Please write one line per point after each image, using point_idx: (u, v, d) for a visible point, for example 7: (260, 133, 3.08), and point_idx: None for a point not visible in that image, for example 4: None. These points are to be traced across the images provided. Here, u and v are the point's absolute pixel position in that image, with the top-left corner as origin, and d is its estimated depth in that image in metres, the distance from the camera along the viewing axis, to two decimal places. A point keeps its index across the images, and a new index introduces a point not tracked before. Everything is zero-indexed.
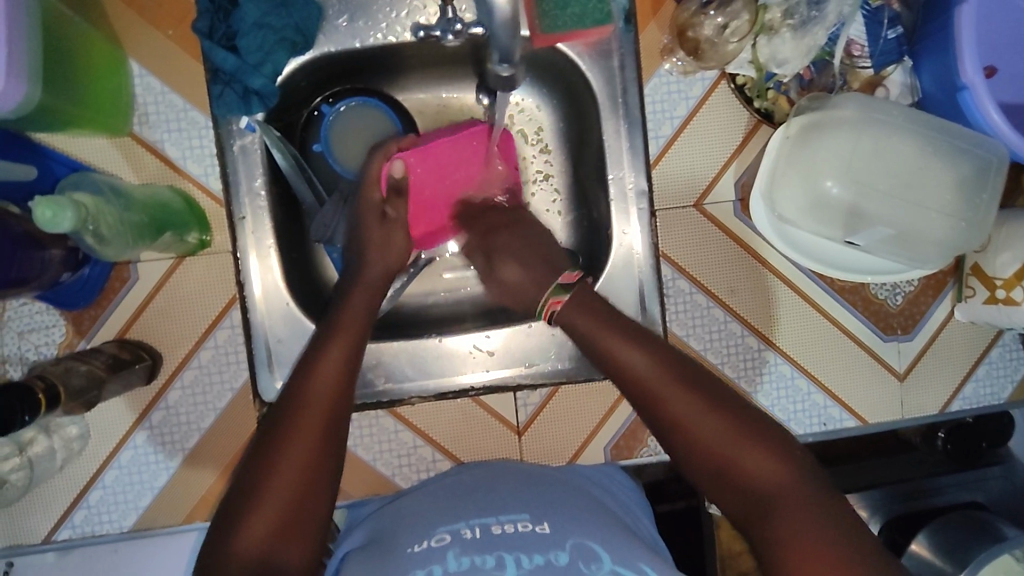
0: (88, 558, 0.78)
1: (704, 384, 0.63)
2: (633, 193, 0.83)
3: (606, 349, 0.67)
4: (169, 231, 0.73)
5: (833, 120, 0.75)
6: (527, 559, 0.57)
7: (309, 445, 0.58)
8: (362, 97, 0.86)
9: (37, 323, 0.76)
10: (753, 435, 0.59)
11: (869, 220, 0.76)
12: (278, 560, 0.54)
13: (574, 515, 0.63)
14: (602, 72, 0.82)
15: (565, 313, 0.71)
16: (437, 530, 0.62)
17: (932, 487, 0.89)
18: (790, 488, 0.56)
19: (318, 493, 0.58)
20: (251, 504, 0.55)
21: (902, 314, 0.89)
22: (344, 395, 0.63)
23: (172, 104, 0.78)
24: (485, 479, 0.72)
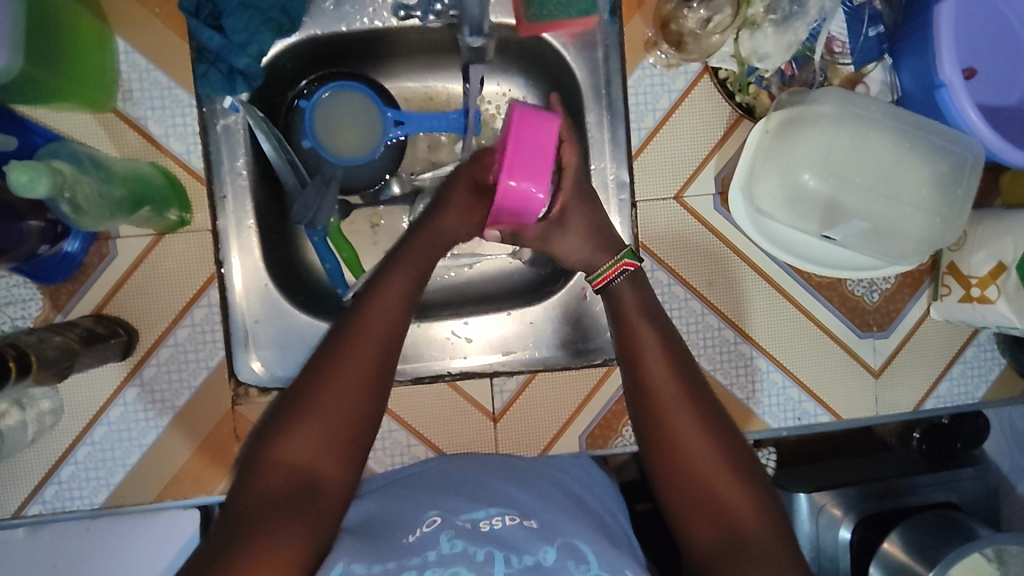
0: (61, 535, 0.78)
1: (717, 425, 0.66)
2: (614, 183, 0.85)
3: (634, 361, 0.69)
4: (149, 205, 0.73)
5: (813, 115, 0.76)
6: (518, 559, 0.57)
7: (358, 371, 0.62)
8: (341, 82, 0.84)
9: (14, 296, 0.76)
10: (746, 483, 0.63)
11: (846, 213, 0.77)
12: (318, 472, 0.59)
13: (563, 512, 0.64)
14: (587, 63, 0.84)
15: (619, 287, 0.74)
16: (428, 515, 0.62)
17: (907, 486, 0.89)
18: (763, 538, 0.61)
19: (362, 419, 0.62)
20: (297, 418, 0.60)
21: (878, 311, 0.90)
22: (396, 328, 0.66)
23: (156, 81, 0.78)
24: (472, 467, 0.72)
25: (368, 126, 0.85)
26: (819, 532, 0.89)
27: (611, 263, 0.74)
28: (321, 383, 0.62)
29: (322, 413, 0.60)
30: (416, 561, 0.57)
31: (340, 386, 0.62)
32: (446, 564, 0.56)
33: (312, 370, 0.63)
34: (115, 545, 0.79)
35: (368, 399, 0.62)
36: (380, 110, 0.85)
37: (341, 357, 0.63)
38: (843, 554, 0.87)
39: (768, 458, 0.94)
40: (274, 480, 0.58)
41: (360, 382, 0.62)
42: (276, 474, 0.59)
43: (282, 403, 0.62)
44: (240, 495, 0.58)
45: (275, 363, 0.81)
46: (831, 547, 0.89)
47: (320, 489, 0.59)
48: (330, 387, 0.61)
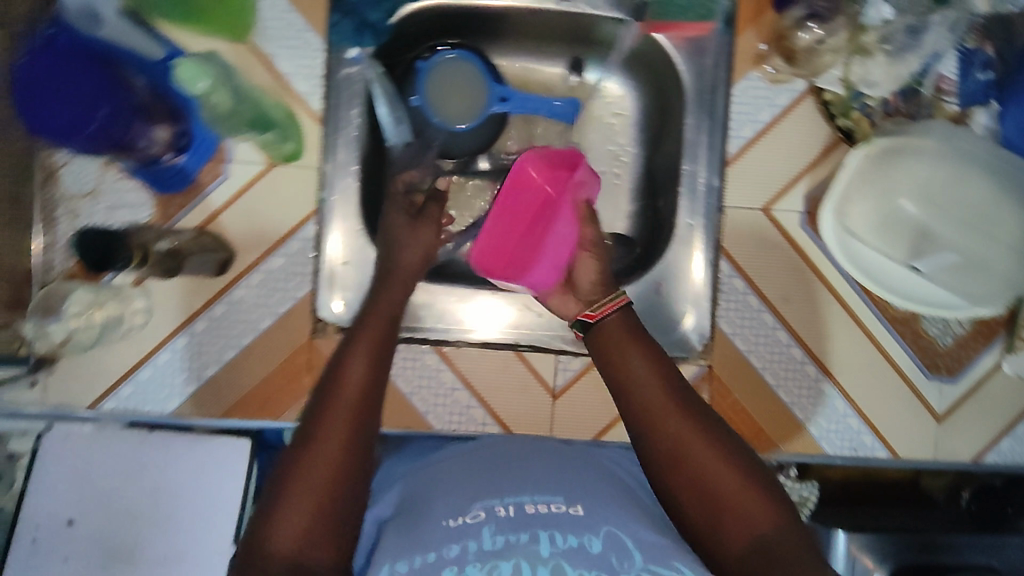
0: (116, 441, 0.77)
1: (717, 433, 0.63)
2: (703, 188, 0.87)
3: (621, 380, 0.68)
4: (271, 130, 0.82)
5: (910, 147, 0.78)
6: (562, 539, 0.57)
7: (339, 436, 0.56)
8: (459, 52, 0.88)
9: (126, 201, 0.81)
10: (755, 482, 0.60)
11: (937, 244, 0.78)
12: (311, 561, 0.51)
13: (608, 502, 0.63)
14: (694, 67, 0.86)
15: (609, 325, 0.72)
16: (471, 505, 0.61)
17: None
18: (784, 536, 0.57)
19: (350, 487, 0.55)
20: (282, 500, 0.53)
21: (950, 355, 0.89)
22: (371, 386, 0.61)
23: (292, 23, 0.83)
24: (512, 454, 0.71)
25: (476, 97, 0.89)
26: None
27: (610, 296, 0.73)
28: (301, 464, 0.55)
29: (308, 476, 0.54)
30: (455, 552, 0.56)
31: (325, 451, 0.55)
32: (486, 559, 0.55)
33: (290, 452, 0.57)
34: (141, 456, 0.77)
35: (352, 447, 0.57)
36: (488, 84, 0.88)
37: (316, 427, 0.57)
38: None
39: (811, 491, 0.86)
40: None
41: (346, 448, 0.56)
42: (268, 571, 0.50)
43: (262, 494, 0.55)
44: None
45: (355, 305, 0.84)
46: None
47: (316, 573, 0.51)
48: (307, 465, 0.55)
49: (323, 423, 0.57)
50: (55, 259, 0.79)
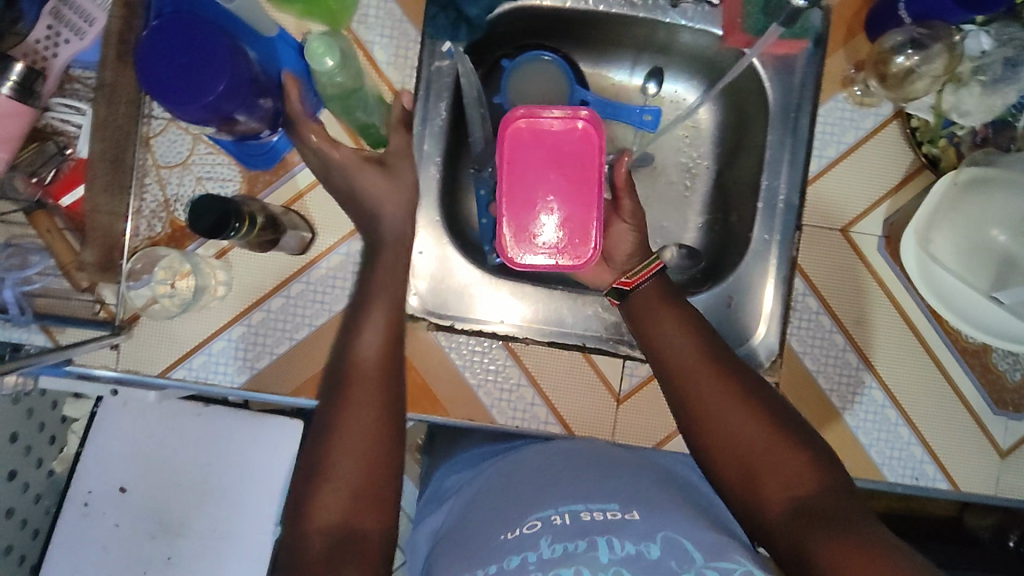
0: (173, 413, 0.86)
1: (755, 398, 0.67)
2: (782, 206, 0.87)
3: (659, 352, 0.72)
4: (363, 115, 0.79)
5: (1000, 178, 0.78)
6: (619, 545, 0.56)
7: (365, 422, 0.61)
8: (546, 52, 0.89)
9: (216, 173, 0.81)
10: (791, 441, 0.63)
11: (1020, 274, 0.78)
12: (357, 530, 0.57)
13: (664, 507, 0.62)
14: (780, 85, 0.87)
15: (647, 291, 0.74)
16: (528, 516, 0.61)
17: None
18: (822, 490, 0.60)
19: (382, 457, 0.60)
20: (319, 485, 0.58)
21: (1018, 392, 0.88)
22: (387, 368, 0.64)
23: (392, 13, 0.84)
24: (567, 463, 0.71)
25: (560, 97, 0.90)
26: None
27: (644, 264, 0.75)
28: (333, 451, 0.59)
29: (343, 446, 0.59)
30: (516, 564, 0.56)
31: (356, 420, 0.61)
32: (548, 568, 0.55)
33: (316, 436, 0.61)
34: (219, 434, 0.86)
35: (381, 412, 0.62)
36: (570, 88, 0.89)
37: (345, 413, 0.61)
38: None
39: None
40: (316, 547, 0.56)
41: (372, 434, 0.60)
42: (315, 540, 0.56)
43: (300, 476, 0.60)
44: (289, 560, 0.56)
45: (429, 297, 0.86)
46: None
47: (360, 537, 0.57)
48: (336, 449, 0.59)
49: (350, 396, 0.62)
50: (141, 226, 0.80)
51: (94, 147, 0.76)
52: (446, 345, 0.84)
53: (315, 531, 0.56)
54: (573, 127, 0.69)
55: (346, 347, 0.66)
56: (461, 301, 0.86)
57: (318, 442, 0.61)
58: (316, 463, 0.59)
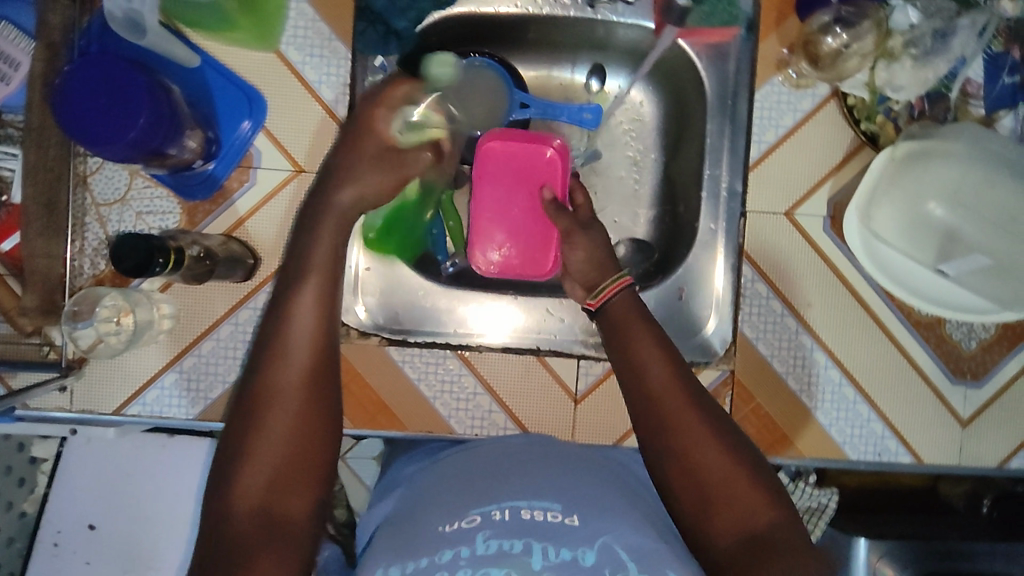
0: (138, 447, 0.81)
1: (718, 425, 0.66)
2: (725, 193, 0.88)
3: (636, 366, 0.69)
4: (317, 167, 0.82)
5: (940, 150, 0.77)
6: (555, 552, 0.57)
7: (291, 405, 0.59)
8: (478, 57, 0.89)
9: (156, 207, 0.81)
10: (753, 476, 0.63)
11: (963, 246, 0.78)
12: (281, 514, 0.57)
13: (610, 510, 0.63)
14: (716, 73, 0.87)
15: (613, 308, 0.74)
16: (469, 510, 0.62)
17: (967, 551, 0.92)
18: (775, 527, 0.61)
19: (316, 448, 0.59)
20: (241, 466, 0.57)
21: (974, 360, 0.88)
22: (318, 348, 0.61)
23: (319, 31, 0.82)
24: (518, 459, 0.71)
25: (499, 98, 0.90)
26: None
27: (612, 279, 0.76)
28: (256, 431, 0.58)
29: (272, 423, 0.58)
30: (448, 557, 0.57)
31: (286, 398, 0.59)
32: (480, 565, 0.56)
33: (242, 415, 0.59)
34: (168, 464, 0.81)
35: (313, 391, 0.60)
36: (509, 91, 0.90)
37: (270, 391, 0.59)
38: None
39: (829, 500, 1.03)
40: (237, 538, 0.55)
41: (297, 412, 0.59)
42: (238, 530, 0.55)
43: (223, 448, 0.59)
44: (210, 538, 0.56)
45: (376, 310, 0.88)
46: None
47: (289, 524, 0.57)
48: (262, 433, 0.58)
49: (281, 371, 0.59)
50: (84, 265, 0.80)
51: (27, 192, 0.74)
52: (400, 359, 0.84)
53: (240, 508, 0.56)
54: (542, 153, 0.82)
55: (270, 322, 0.61)
56: (410, 313, 0.88)
57: (245, 418, 0.59)
58: (242, 438, 0.58)
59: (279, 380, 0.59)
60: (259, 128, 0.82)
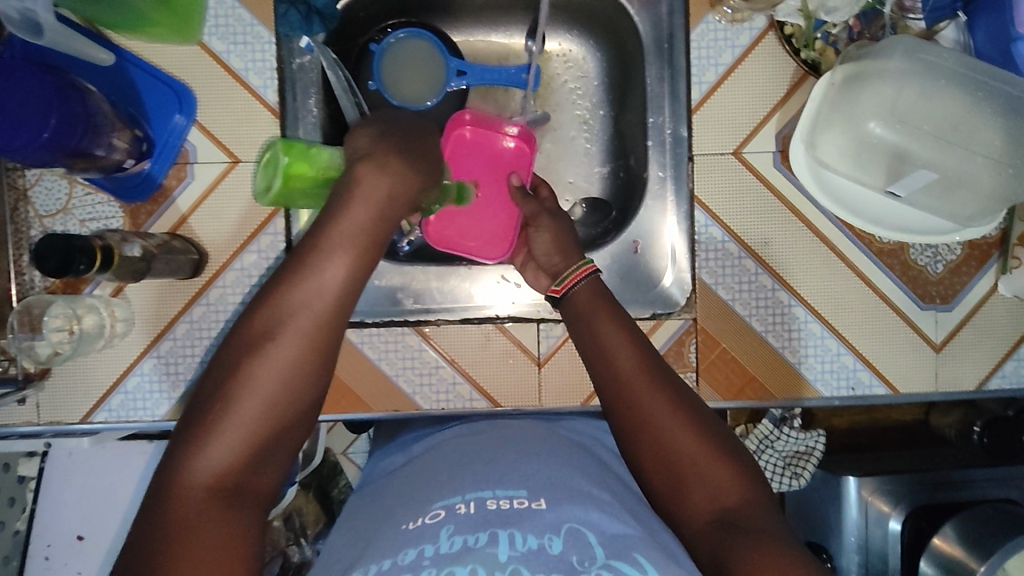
0: (117, 455, 0.84)
1: (687, 404, 0.63)
2: (670, 138, 0.87)
3: (604, 353, 0.67)
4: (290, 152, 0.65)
5: (876, 70, 0.75)
6: (522, 540, 0.54)
7: (288, 372, 0.54)
8: (406, 30, 0.88)
9: (98, 213, 0.81)
10: (725, 454, 0.60)
11: (911, 165, 0.76)
12: (247, 484, 0.53)
13: (574, 495, 0.62)
14: (650, 18, 0.85)
15: (576, 296, 0.74)
16: (432, 506, 0.61)
17: (962, 479, 0.90)
18: (748, 504, 0.58)
19: (298, 426, 0.56)
20: (215, 424, 0.52)
21: (942, 283, 0.86)
22: (337, 318, 0.57)
23: (240, 18, 0.81)
24: (487, 450, 0.71)
25: (433, 70, 0.88)
26: (867, 525, 0.90)
27: (579, 266, 0.75)
28: (242, 390, 0.53)
29: (256, 382, 0.53)
30: (412, 558, 0.54)
31: (278, 357, 0.54)
32: (443, 564, 0.53)
33: (226, 366, 0.54)
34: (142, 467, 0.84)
35: (311, 354, 0.55)
36: (444, 59, 0.88)
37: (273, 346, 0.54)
38: (893, 548, 0.88)
39: (816, 442, 0.99)
40: (193, 501, 0.50)
41: (294, 380, 0.54)
42: (195, 493, 0.51)
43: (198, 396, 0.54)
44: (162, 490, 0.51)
45: None
46: (879, 542, 0.90)
47: (251, 495, 0.53)
48: (246, 395, 0.53)
49: (281, 325, 0.55)
50: (35, 277, 0.80)
51: None
52: (359, 341, 0.84)
53: (197, 476, 0.51)
54: (507, 139, 0.89)
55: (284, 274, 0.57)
56: (363, 295, 0.87)
57: (230, 372, 0.54)
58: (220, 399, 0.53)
59: (273, 335, 0.54)
60: (192, 121, 0.81)
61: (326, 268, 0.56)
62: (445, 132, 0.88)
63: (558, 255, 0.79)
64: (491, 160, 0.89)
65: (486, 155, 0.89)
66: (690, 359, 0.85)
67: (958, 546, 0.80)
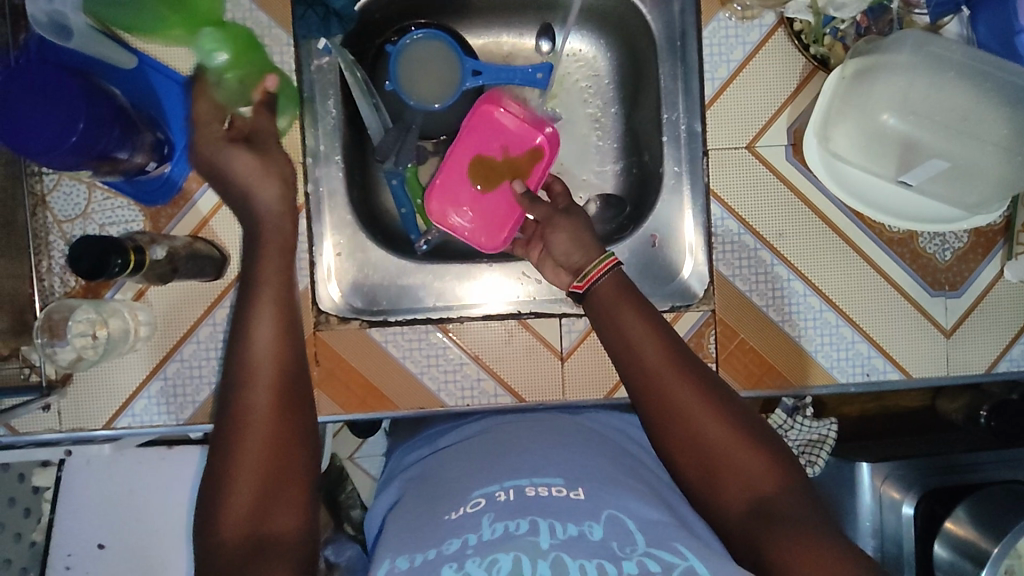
0: (139, 461, 0.83)
1: (718, 396, 0.64)
2: (685, 135, 0.88)
3: (631, 351, 0.66)
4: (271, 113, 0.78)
5: (888, 63, 0.77)
6: (562, 528, 0.55)
7: (270, 411, 0.59)
8: (420, 31, 0.87)
9: (118, 217, 0.80)
10: (756, 446, 0.61)
11: (923, 154, 0.78)
12: (267, 521, 0.56)
13: (609, 485, 0.62)
14: (662, 17, 0.87)
15: (602, 288, 0.70)
16: (472, 495, 0.61)
17: (970, 463, 0.90)
18: (784, 494, 0.59)
19: (301, 452, 0.60)
20: (226, 484, 0.57)
21: (950, 270, 0.88)
22: (287, 353, 0.63)
23: (258, 20, 0.81)
24: (513, 441, 0.71)
25: (448, 70, 0.88)
26: (881, 513, 0.90)
27: (599, 261, 0.71)
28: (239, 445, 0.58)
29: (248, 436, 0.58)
30: (456, 547, 0.55)
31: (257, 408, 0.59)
32: (486, 552, 0.53)
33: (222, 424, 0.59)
34: (164, 475, 0.83)
35: (281, 391, 0.61)
36: (459, 60, 0.87)
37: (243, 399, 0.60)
38: (907, 535, 0.88)
39: (829, 430, 1.00)
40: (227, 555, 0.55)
41: (281, 414, 0.60)
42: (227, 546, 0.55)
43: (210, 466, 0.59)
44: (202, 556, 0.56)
45: (351, 293, 0.87)
46: (893, 528, 0.89)
47: (276, 535, 0.56)
48: (249, 442, 0.58)
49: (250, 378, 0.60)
50: (55, 283, 0.80)
51: None
52: (383, 339, 0.84)
53: (227, 531, 0.55)
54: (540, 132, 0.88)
55: (236, 343, 0.62)
56: (385, 293, 0.89)
57: (223, 434, 0.59)
58: (222, 459, 0.58)
59: (247, 387, 0.60)
60: None
61: (258, 314, 0.63)
62: (474, 109, 0.88)
63: (579, 252, 0.75)
64: (516, 148, 0.89)
65: (509, 142, 0.89)
66: (709, 350, 0.87)
67: (971, 529, 0.82)
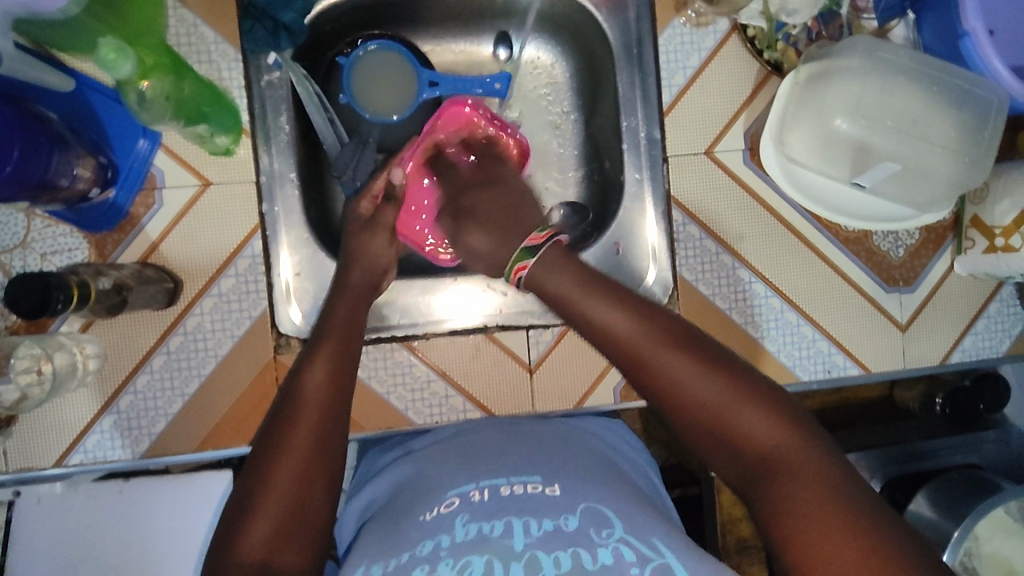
0: (92, 498, 0.77)
1: (698, 349, 0.61)
2: (645, 141, 0.88)
3: (597, 322, 0.65)
4: (205, 123, 0.75)
5: (839, 69, 0.79)
6: (537, 525, 0.54)
7: (313, 443, 0.59)
8: (375, 42, 0.85)
9: (60, 245, 0.76)
10: (746, 393, 0.58)
11: (875, 157, 0.79)
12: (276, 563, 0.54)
13: (586, 480, 0.61)
14: (618, 24, 0.87)
15: (544, 263, 0.70)
16: (446, 494, 0.60)
17: (927, 449, 0.91)
18: (790, 446, 0.56)
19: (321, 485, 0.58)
20: (251, 513, 0.55)
21: (903, 267, 0.91)
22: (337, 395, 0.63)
23: (203, 36, 0.80)
24: (496, 440, 0.70)
25: (403, 82, 0.86)
26: None
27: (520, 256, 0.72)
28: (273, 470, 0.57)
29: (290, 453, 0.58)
30: (429, 549, 0.54)
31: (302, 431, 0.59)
32: (459, 555, 0.52)
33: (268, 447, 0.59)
34: (128, 515, 0.77)
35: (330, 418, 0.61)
36: (415, 70, 0.85)
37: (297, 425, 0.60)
38: None
39: None
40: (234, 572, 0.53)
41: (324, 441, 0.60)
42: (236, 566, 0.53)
43: (233, 503, 0.57)
44: None
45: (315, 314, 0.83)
46: None
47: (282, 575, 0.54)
48: (289, 467, 0.57)
49: (295, 416, 0.60)
50: None
51: None
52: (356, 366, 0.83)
53: (241, 554, 0.53)
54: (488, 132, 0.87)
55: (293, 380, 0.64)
56: None
57: (263, 457, 0.58)
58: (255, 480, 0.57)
59: (297, 410, 0.61)
60: (156, 145, 0.78)
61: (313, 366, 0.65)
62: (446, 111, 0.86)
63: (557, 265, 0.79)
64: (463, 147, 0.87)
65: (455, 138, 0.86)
66: None
67: (930, 512, 0.84)
